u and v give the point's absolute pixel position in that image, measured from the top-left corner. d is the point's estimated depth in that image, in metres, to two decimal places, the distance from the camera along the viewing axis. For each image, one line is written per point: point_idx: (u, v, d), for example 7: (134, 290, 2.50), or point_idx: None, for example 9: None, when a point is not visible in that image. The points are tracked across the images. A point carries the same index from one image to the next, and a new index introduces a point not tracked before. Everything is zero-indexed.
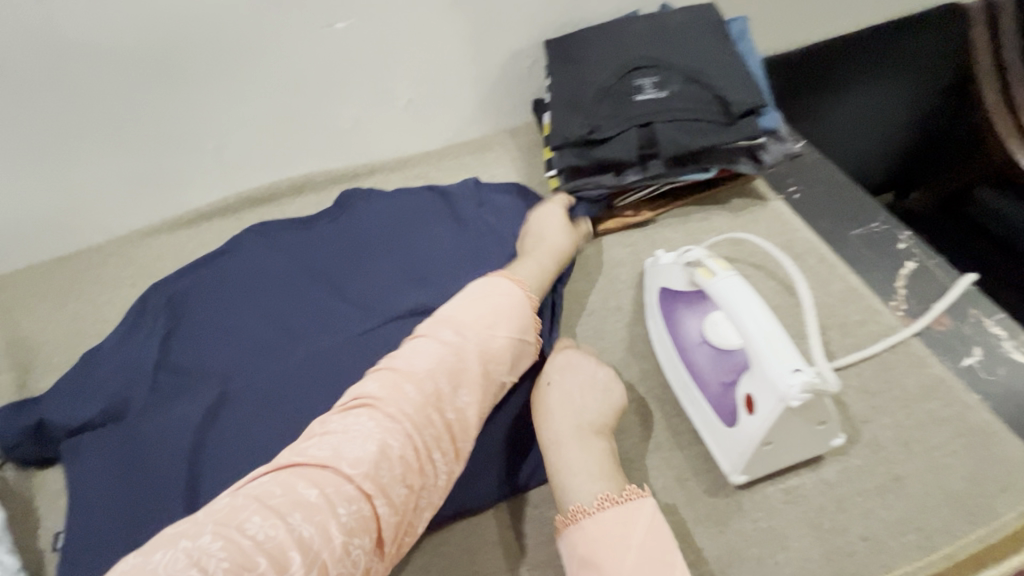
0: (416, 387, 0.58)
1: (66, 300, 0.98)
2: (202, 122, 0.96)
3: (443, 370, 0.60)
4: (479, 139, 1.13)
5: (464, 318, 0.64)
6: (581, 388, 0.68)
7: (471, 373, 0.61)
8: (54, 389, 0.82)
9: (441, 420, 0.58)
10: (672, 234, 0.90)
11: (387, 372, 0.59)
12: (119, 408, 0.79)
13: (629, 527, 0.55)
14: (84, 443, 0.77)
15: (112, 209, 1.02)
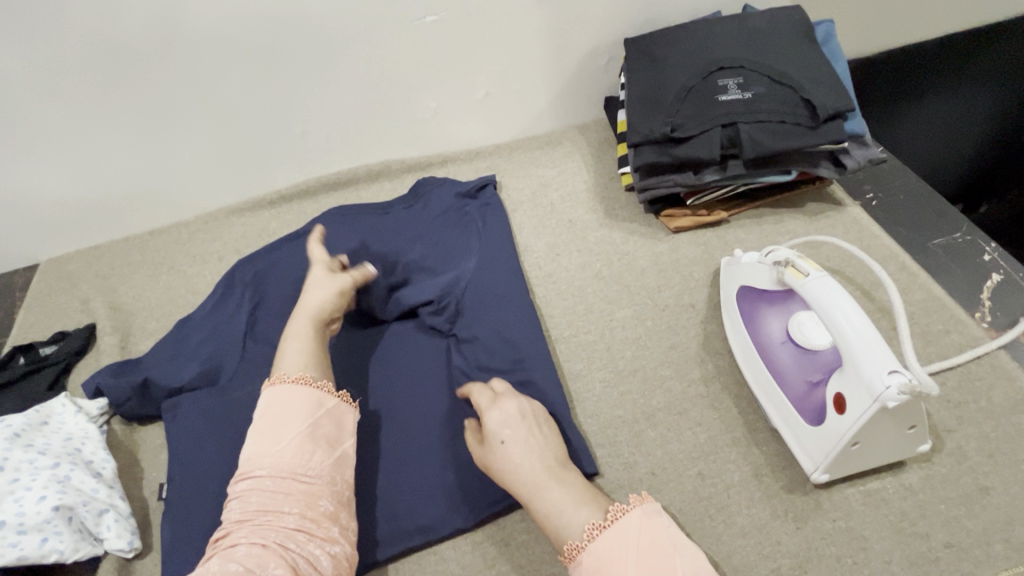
0: (263, 463, 0.60)
1: (159, 269, 1.04)
2: (293, 107, 1.00)
3: (284, 444, 0.61)
4: (549, 134, 1.15)
5: (297, 390, 0.65)
6: (521, 424, 0.67)
7: (344, 446, 0.65)
8: (152, 353, 0.88)
9: (333, 492, 0.62)
10: (745, 235, 0.90)
11: (250, 450, 0.61)
12: (214, 373, 0.85)
13: (623, 548, 0.55)
14: (183, 403, 0.82)
15: (204, 186, 1.08)
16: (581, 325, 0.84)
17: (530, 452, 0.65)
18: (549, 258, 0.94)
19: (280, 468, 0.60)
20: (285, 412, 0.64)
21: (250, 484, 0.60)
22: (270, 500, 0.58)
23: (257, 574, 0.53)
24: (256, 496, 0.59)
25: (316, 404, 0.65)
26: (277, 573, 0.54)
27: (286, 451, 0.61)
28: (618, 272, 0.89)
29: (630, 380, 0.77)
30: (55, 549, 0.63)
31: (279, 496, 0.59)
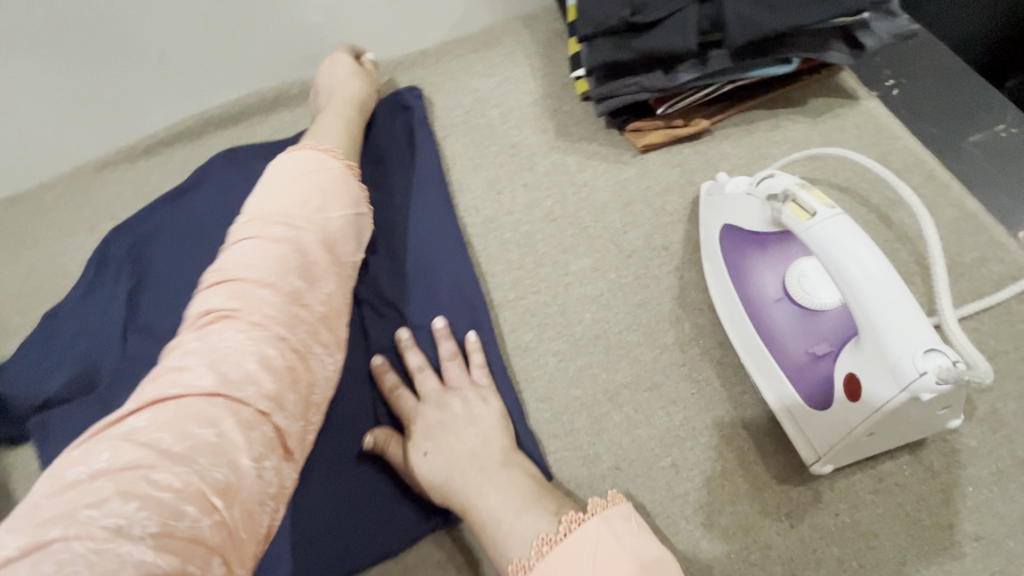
0: (277, 257, 0.46)
1: (20, 249, 0.85)
2: (138, 22, 0.76)
3: (294, 260, 0.47)
4: (486, 31, 0.90)
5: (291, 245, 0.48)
6: (460, 424, 0.56)
7: (322, 292, 0.48)
8: (15, 357, 0.73)
9: (303, 358, 0.43)
10: (733, 148, 0.71)
11: (238, 256, 0.46)
12: (90, 378, 0.70)
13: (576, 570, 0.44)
14: (52, 421, 0.67)
15: (55, 140, 0.85)
16: (529, 284, 0.67)
17: (461, 455, 0.54)
18: (488, 199, 0.75)
19: (297, 291, 0.46)
20: (291, 246, 0.48)
21: (247, 284, 0.44)
22: (244, 347, 0.40)
23: (236, 412, 0.38)
24: (220, 328, 0.41)
25: (333, 255, 0.52)
26: (243, 422, 0.38)
27: (271, 262, 0.46)
28: (574, 211, 0.72)
29: (590, 351, 0.62)
30: None
31: (285, 323, 0.44)
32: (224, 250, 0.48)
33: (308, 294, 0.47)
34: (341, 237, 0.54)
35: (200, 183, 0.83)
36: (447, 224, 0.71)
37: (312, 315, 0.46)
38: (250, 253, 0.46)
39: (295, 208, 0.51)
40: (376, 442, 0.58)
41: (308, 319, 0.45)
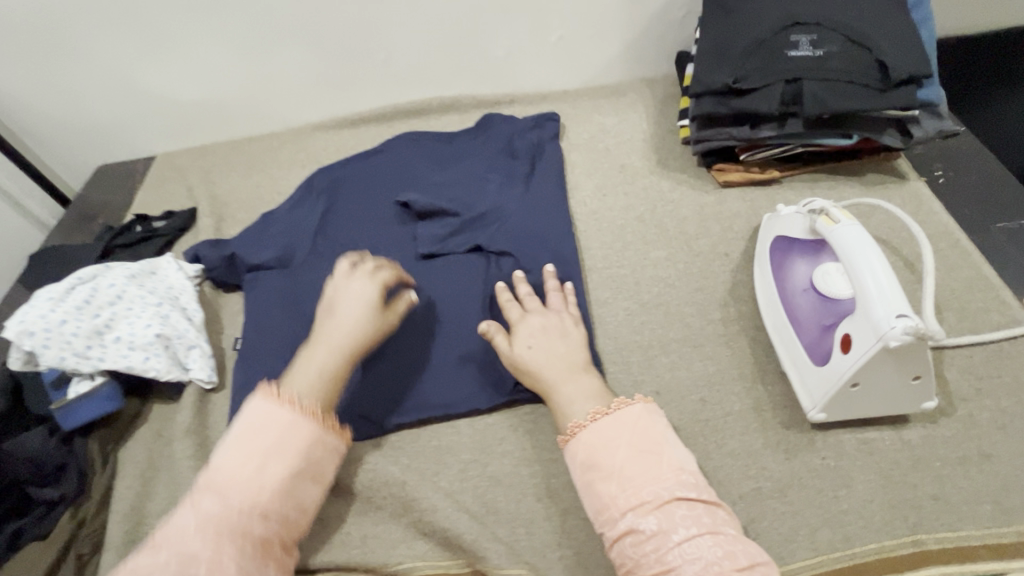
0: (255, 463, 0.59)
1: (252, 171, 1.18)
2: (381, 35, 1.09)
3: (272, 460, 0.60)
4: (617, 84, 1.17)
5: (289, 423, 0.63)
6: (551, 334, 0.75)
7: (277, 445, 0.61)
8: (239, 237, 1.01)
9: (241, 550, 0.55)
10: (795, 196, 0.91)
11: (221, 462, 0.59)
12: (288, 259, 0.96)
13: (618, 431, 0.62)
14: (260, 280, 0.94)
15: (297, 104, 1.20)
16: (615, 261, 0.89)
17: (550, 355, 0.73)
18: (595, 198, 0.98)
19: (257, 499, 0.58)
20: (277, 438, 0.62)
21: (214, 498, 0.57)
22: (191, 542, 0.53)
23: None
24: (195, 545, 0.53)
25: (315, 442, 0.64)
26: None
27: (236, 469, 0.59)
28: (660, 217, 0.93)
29: (653, 313, 0.81)
30: (154, 367, 0.77)
31: (239, 529, 0.56)
32: (232, 421, 0.63)
33: (270, 513, 0.59)
34: (294, 388, 0.65)
35: (386, 148, 1.12)
36: (562, 207, 0.95)
37: (280, 513, 0.60)
38: (223, 458, 0.59)
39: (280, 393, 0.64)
40: (489, 333, 0.75)
41: (264, 539, 0.58)
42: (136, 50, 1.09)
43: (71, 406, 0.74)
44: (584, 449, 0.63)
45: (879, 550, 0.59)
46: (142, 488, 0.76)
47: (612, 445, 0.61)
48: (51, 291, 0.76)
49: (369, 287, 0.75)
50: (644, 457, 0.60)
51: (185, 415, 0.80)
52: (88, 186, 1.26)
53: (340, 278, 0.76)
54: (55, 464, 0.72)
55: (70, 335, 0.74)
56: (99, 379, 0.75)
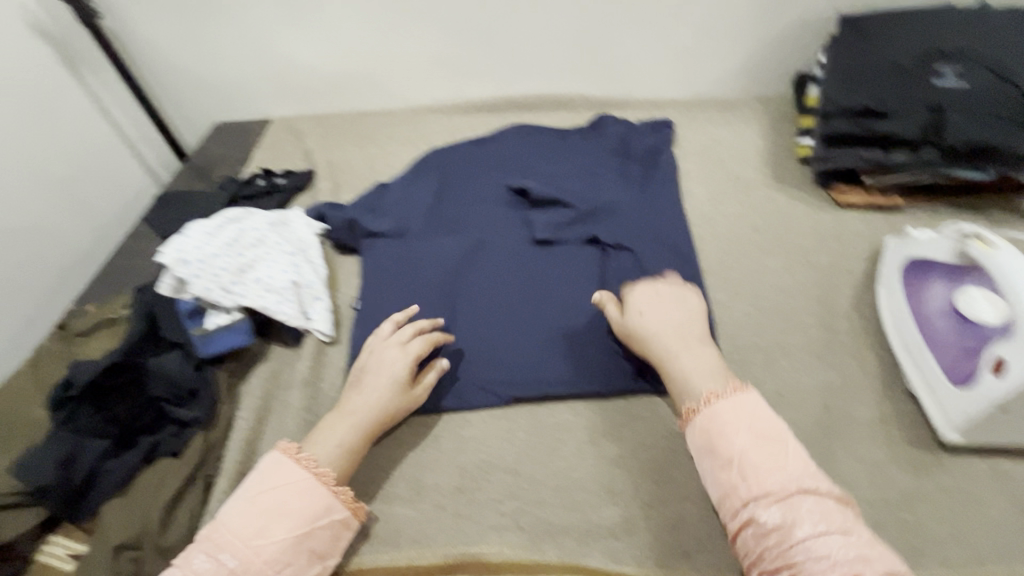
0: (257, 523, 0.61)
1: (366, 142, 1.23)
2: (511, 26, 1.13)
3: (272, 525, 0.61)
4: (729, 98, 1.19)
5: (300, 485, 0.64)
6: (669, 299, 0.77)
7: (281, 507, 0.62)
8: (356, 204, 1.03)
9: None
10: (917, 224, 0.91)
11: (230, 520, 0.62)
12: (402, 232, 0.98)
13: (738, 413, 0.63)
14: (376, 249, 0.96)
15: (415, 84, 1.25)
16: (730, 266, 0.90)
17: (664, 321, 0.74)
18: (709, 204, 1.00)
19: (252, 561, 0.59)
20: (286, 500, 0.63)
21: (216, 550, 0.60)
22: None
23: None
24: None
25: (323, 512, 0.64)
26: None
27: (241, 526, 0.61)
28: (777, 229, 0.94)
29: (770, 320, 0.82)
30: (284, 312, 0.81)
31: None
32: (248, 476, 0.66)
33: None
34: (319, 448, 0.68)
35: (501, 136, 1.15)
36: (678, 210, 0.97)
37: None
38: (232, 512, 0.62)
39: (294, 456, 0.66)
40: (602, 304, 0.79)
41: None
42: (280, 18, 1.16)
43: (213, 335, 0.78)
44: (702, 427, 0.64)
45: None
46: (256, 421, 0.78)
47: (732, 429, 0.62)
48: (206, 228, 0.82)
49: (400, 358, 0.75)
50: (767, 444, 0.60)
51: (305, 360, 0.83)
52: (207, 140, 1.33)
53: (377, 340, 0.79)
54: (189, 388, 0.76)
55: (219, 269, 0.78)
56: (236, 315, 0.79)
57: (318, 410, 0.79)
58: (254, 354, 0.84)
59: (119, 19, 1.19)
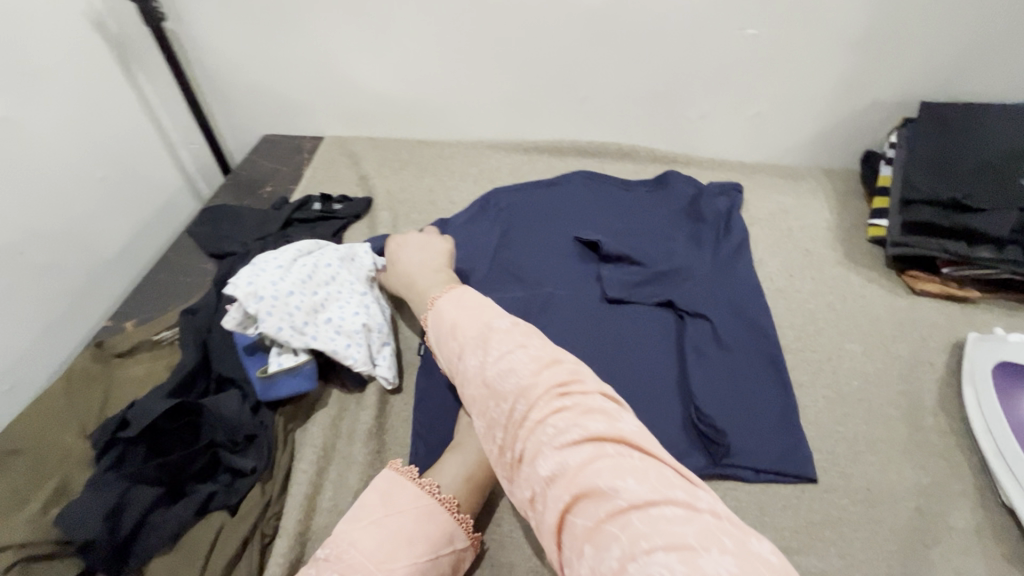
0: (389, 544, 0.58)
1: (424, 173, 1.19)
2: (587, 74, 1.12)
3: (406, 548, 0.58)
4: (794, 167, 1.19)
5: (429, 512, 0.62)
6: (419, 245, 0.81)
7: (411, 531, 0.60)
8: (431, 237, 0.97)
9: None
10: (993, 319, 0.90)
11: (355, 541, 0.58)
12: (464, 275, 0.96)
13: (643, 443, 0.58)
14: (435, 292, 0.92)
15: (479, 120, 1.23)
16: (808, 345, 0.88)
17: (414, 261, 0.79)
18: (780, 276, 0.98)
19: None
20: (411, 524, 0.61)
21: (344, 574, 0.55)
22: None
23: None
24: None
25: (448, 540, 0.62)
26: None
27: (370, 548, 0.57)
28: (852, 310, 0.92)
29: (854, 407, 0.80)
30: (354, 356, 0.76)
31: None
32: (360, 501, 0.63)
33: None
34: (436, 477, 0.67)
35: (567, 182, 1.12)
36: (752, 280, 0.95)
37: None
38: (354, 532, 0.59)
39: (416, 481, 0.65)
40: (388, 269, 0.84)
41: None
42: (350, 41, 1.13)
43: (275, 379, 0.73)
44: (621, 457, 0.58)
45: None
46: (315, 475, 0.72)
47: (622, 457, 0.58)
48: (280, 260, 0.77)
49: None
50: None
51: (368, 409, 0.78)
52: (255, 152, 1.28)
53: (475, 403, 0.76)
54: (245, 433, 0.71)
55: (293, 307, 0.73)
56: (303, 357, 0.74)
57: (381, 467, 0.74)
58: (314, 399, 0.78)
59: (181, 25, 1.15)
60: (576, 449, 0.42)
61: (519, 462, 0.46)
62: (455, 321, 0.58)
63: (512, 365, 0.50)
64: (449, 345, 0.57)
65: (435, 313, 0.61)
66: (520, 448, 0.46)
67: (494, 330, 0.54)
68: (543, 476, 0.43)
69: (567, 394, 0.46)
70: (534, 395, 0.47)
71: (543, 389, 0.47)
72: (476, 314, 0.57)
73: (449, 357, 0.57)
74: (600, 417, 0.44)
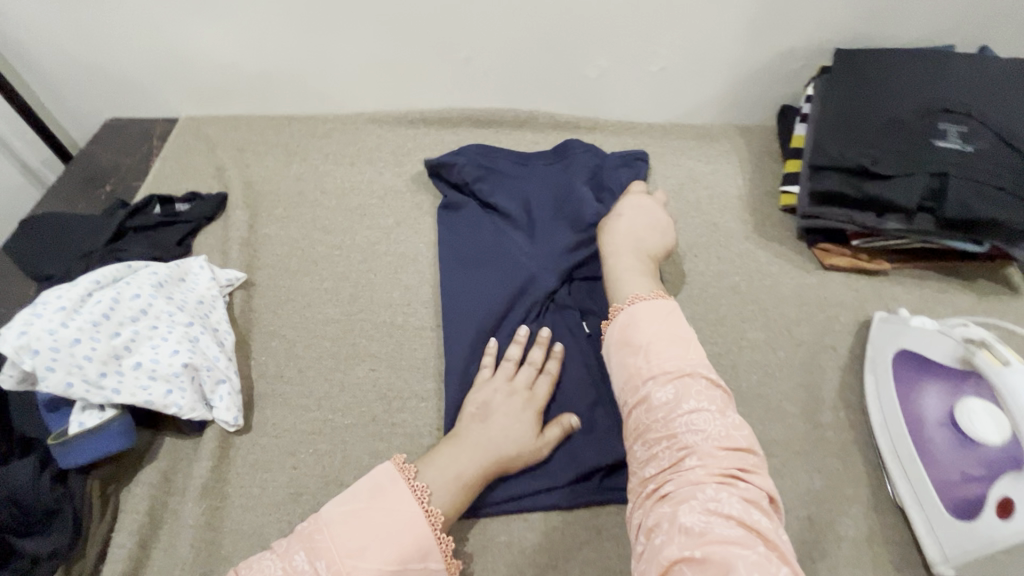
0: None
1: (293, 158, 1.03)
2: (467, 30, 0.96)
3: (374, 545, 0.55)
4: (709, 127, 1.07)
5: None
6: (649, 219, 0.83)
7: None
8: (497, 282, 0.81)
9: None
10: (903, 293, 0.84)
11: (336, 526, 0.56)
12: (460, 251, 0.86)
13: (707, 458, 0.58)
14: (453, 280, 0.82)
15: (354, 91, 1.07)
16: (708, 337, 0.80)
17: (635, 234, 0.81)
18: (684, 257, 0.89)
19: None
20: None
21: None
22: None
23: None
24: None
25: (418, 554, 0.57)
26: None
27: None
28: (758, 292, 0.85)
29: (751, 406, 0.74)
30: (176, 404, 0.65)
31: None
32: None
33: None
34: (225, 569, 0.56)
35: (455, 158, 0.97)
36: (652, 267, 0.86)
37: None
38: (341, 512, 0.57)
39: None
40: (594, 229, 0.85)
41: None
42: (179, 4, 0.93)
43: (73, 443, 0.61)
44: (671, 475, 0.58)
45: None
46: (138, 548, 0.62)
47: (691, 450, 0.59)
48: (63, 298, 0.63)
49: (525, 409, 0.68)
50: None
51: (203, 460, 0.67)
52: (94, 141, 1.09)
53: (482, 386, 0.71)
54: (44, 511, 0.59)
55: (83, 358, 0.60)
56: (110, 412, 0.62)
57: (219, 527, 0.65)
58: (140, 453, 0.68)
59: None
60: (727, 525, 0.50)
61: (664, 499, 0.55)
62: (650, 340, 0.64)
63: (701, 426, 0.57)
64: (635, 365, 0.63)
65: (631, 316, 0.67)
66: (668, 487, 0.55)
67: (687, 375, 0.60)
68: (683, 525, 0.51)
69: (738, 481, 0.54)
70: (712, 462, 0.55)
71: (723, 465, 0.55)
72: (673, 345, 0.63)
73: (629, 385, 0.63)
74: (758, 513, 0.52)
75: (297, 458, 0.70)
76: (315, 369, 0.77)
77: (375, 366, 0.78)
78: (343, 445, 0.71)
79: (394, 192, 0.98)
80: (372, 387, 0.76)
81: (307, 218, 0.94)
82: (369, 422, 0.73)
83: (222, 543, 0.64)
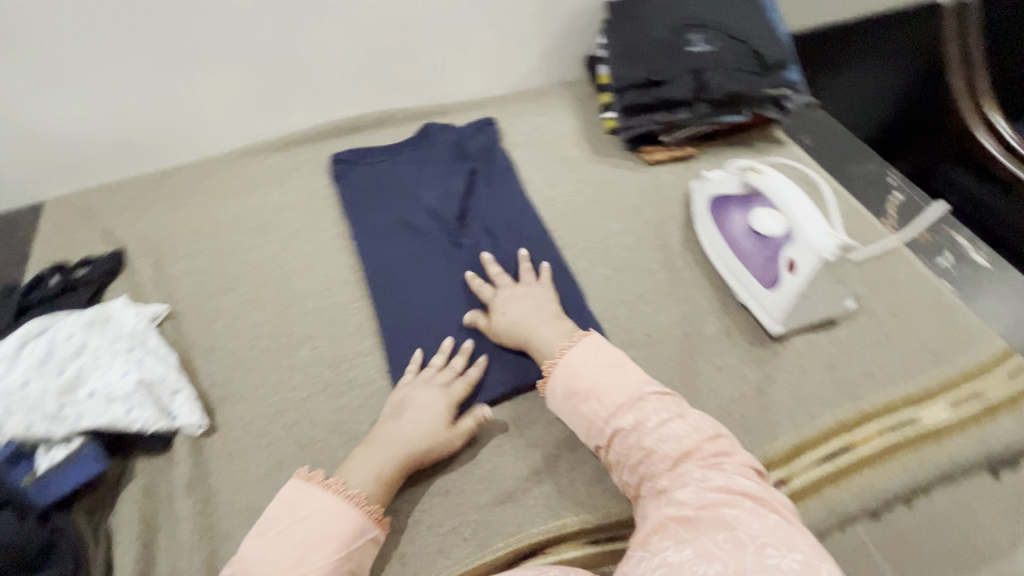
0: None
1: (179, 204, 1.08)
2: (306, 53, 1.07)
3: (311, 549, 0.58)
4: (540, 89, 1.29)
5: None
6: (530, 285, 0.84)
7: None
8: (399, 256, 0.93)
9: None
10: (709, 166, 1.09)
11: (263, 553, 0.57)
12: (370, 233, 0.98)
13: (629, 385, 0.65)
14: (365, 261, 0.94)
15: (222, 133, 1.14)
16: (582, 237, 0.99)
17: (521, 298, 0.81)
18: (546, 188, 1.08)
19: None
20: None
21: None
22: None
23: None
24: None
25: (354, 533, 0.60)
26: None
27: None
28: (608, 195, 1.06)
29: (625, 273, 0.93)
30: (140, 418, 0.70)
31: None
32: None
33: None
34: None
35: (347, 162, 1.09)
36: (523, 199, 1.03)
37: None
38: (269, 537, 0.59)
39: None
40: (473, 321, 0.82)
41: None
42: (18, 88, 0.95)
43: (50, 477, 0.65)
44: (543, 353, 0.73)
45: (834, 419, 0.75)
46: (144, 551, 0.67)
47: (634, 402, 0.63)
48: None
49: (441, 401, 0.73)
50: (669, 419, 0.61)
51: (182, 462, 0.73)
52: None
53: (403, 386, 0.75)
54: (39, 545, 0.61)
55: None
56: (76, 442, 0.67)
57: (216, 511, 0.71)
58: (116, 478, 0.72)
59: None
60: (704, 486, 0.55)
61: (623, 430, 0.62)
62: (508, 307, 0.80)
63: (614, 411, 0.63)
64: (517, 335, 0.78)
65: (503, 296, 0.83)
66: (623, 427, 0.62)
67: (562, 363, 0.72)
68: (677, 494, 0.55)
69: (657, 446, 0.60)
70: (637, 449, 0.60)
71: (636, 439, 0.61)
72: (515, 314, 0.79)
73: (592, 421, 0.64)
74: (748, 481, 0.56)
75: (269, 436, 0.77)
76: (263, 363, 0.85)
77: (316, 343, 0.87)
78: (309, 411, 0.80)
79: (287, 206, 1.08)
80: (319, 359, 0.85)
81: (211, 248, 1.01)
82: (326, 386, 0.82)
83: (220, 523, 0.70)
